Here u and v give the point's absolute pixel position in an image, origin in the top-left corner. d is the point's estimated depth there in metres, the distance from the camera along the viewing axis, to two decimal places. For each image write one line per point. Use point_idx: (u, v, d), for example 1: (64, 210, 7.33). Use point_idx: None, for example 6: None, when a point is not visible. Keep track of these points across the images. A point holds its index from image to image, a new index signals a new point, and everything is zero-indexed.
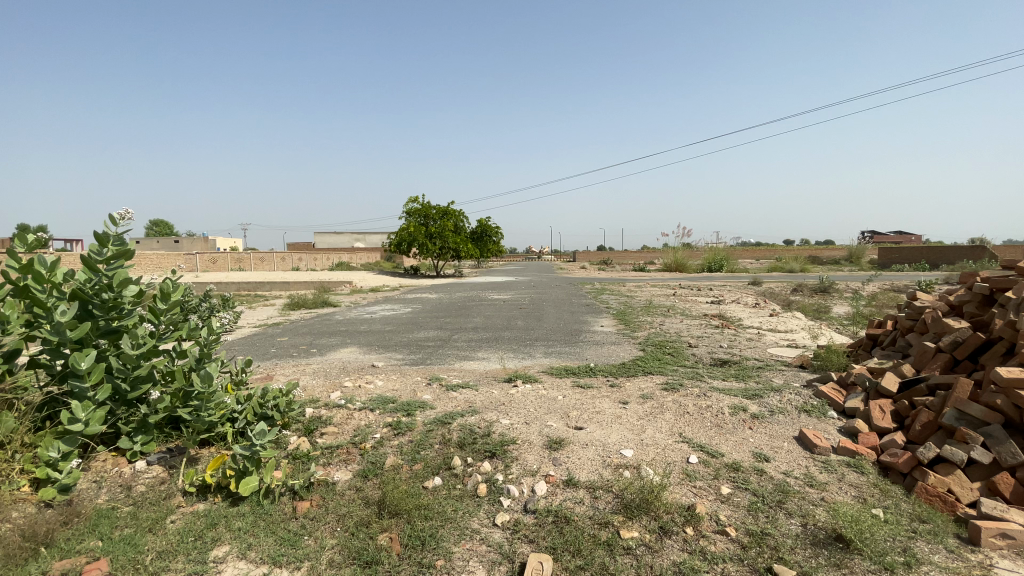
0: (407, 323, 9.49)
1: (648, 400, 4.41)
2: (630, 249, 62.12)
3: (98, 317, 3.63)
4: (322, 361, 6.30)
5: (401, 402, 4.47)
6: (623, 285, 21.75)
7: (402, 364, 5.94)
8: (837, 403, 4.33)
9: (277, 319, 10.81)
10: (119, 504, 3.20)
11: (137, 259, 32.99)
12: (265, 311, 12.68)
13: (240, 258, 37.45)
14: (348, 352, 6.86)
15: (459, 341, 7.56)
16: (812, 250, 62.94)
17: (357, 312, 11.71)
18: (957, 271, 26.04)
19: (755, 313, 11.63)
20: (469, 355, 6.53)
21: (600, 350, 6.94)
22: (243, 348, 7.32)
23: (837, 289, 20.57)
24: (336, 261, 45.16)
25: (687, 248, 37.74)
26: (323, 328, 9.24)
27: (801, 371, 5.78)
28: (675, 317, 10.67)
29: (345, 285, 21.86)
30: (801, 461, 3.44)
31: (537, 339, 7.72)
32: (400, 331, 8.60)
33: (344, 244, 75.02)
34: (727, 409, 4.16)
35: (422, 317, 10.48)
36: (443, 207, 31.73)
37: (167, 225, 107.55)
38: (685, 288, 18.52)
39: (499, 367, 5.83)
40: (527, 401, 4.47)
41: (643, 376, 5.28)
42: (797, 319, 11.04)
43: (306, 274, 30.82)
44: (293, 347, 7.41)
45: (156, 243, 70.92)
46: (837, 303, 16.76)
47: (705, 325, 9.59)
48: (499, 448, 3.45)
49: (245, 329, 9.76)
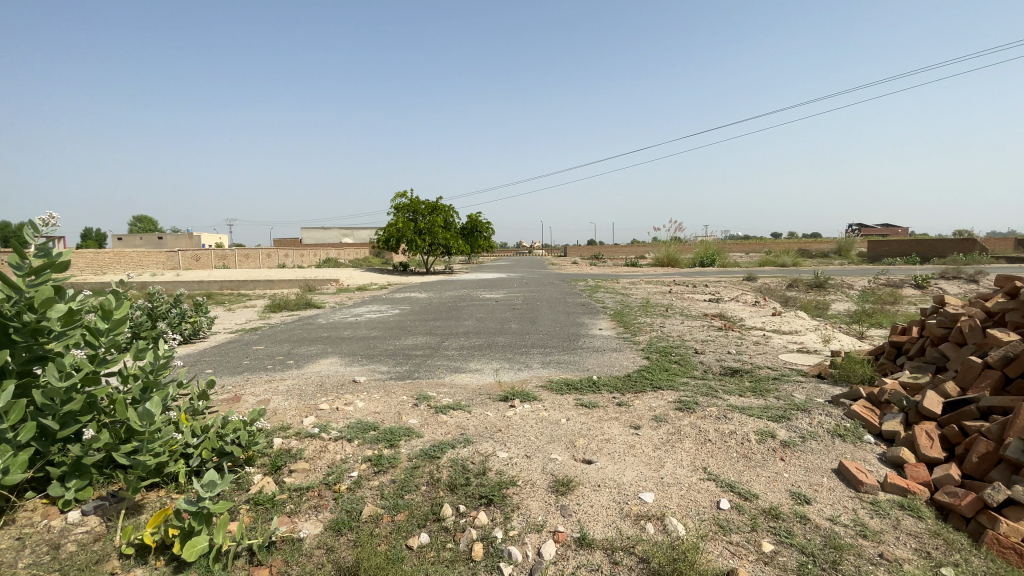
0: (394, 328, 8.91)
1: (663, 424, 3.92)
2: (621, 244, 61.90)
3: (20, 343, 3.06)
4: (299, 376, 5.72)
5: (383, 430, 3.93)
6: (617, 282, 21.22)
7: (387, 379, 5.37)
8: (874, 427, 3.92)
9: (256, 324, 10.19)
10: (39, 571, 2.61)
11: (115, 257, 31.95)
12: (244, 314, 12.02)
13: (224, 256, 36.49)
14: (328, 364, 6.28)
15: (449, 349, 7.00)
16: (801, 244, 63.10)
17: (341, 315, 11.08)
18: (950, 265, 25.95)
19: (758, 313, 11.22)
20: (460, 367, 5.98)
21: (601, 357, 6.42)
22: (213, 360, 6.71)
23: (832, 284, 20.30)
24: (323, 257, 44.23)
25: (679, 243, 37.39)
26: (303, 334, 8.62)
27: (821, 383, 5.34)
28: (676, 318, 10.19)
29: (331, 284, 21.19)
30: (847, 504, 2.98)
31: (533, 346, 7.20)
32: (387, 337, 8.02)
33: (332, 240, 73.89)
34: (753, 435, 3.69)
35: (411, 320, 9.91)
36: (432, 202, 30.98)
37: (150, 222, 105.44)
38: (680, 285, 18.07)
39: (494, 382, 5.30)
40: (526, 426, 3.95)
41: (652, 392, 4.79)
42: (801, 318, 10.61)
43: (291, 272, 30.03)
44: (268, 359, 6.80)
45: (138, 240, 69.28)
46: (837, 300, 16.41)
47: (708, 326, 9.12)
48: (497, 493, 2.94)
49: (220, 335, 9.12)
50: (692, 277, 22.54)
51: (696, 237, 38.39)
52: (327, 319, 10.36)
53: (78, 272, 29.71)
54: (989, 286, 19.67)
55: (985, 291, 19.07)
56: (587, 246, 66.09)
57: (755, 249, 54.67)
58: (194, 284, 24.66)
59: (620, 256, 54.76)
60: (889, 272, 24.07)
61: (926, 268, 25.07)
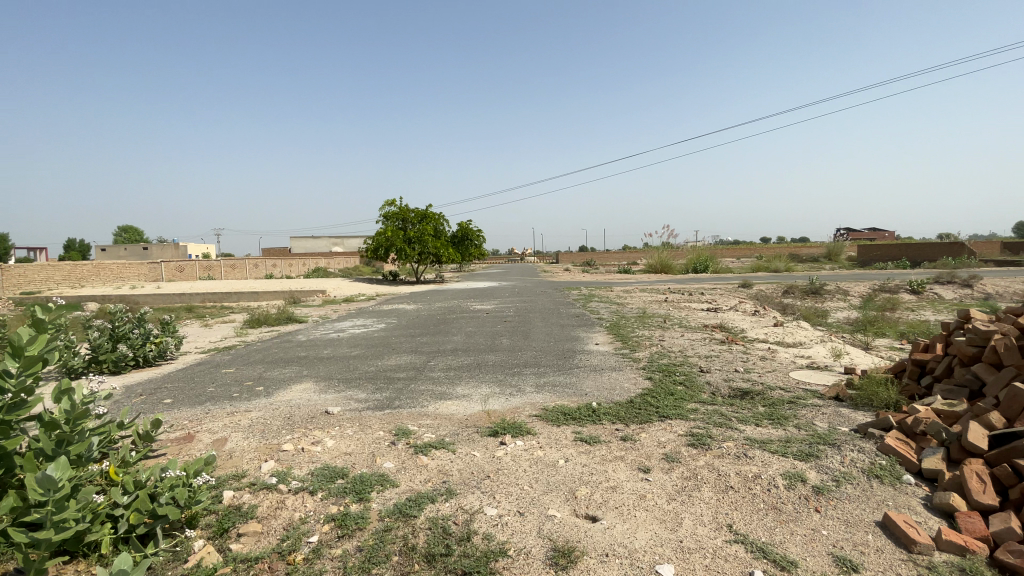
0: (376, 346, 8.33)
1: (676, 466, 3.42)
2: (612, 251, 61.71)
3: None
4: (265, 408, 5.12)
5: (353, 479, 3.39)
6: (611, 290, 20.80)
7: (363, 410, 4.82)
8: (912, 465, 3.45)
9: (230, 343, 9.57)
10: None
11: (95, 269, 31.01)
12: (220, 331, 11.38)
13: (209, 267, 35.69)
14: (301, 391, 5.70)
15: (435, 370, 6.45)
16: (792, 249, 63.22)
17: (322, 330, 10.47)
18: (944, 269, 25.81)
19: (759, 323, 10.76)
20: (446, 393, 5.41)
21: (600, 379, 5.89)
22: (176, 389, 6.12)
23: (828, 290, 20.02)
24: (311, 266, 43.46)
25: (672, 249, 37.13)
26: (279, 355, 8.00)
27: (841, 407, 4.87)
28: (674, 330, 9.70)
29: (317, 296, 20.54)
30: (902, 571, 2.49)
31: (526, 365, 6.65)
32: (369, 357, 7.43)
33: (321, 249, 73.03)
34: (780, 481, 3.20)
35: (396, 336, 9.32)
36: (422, 210, 30.49)
37: (136, 233, 103.88)
38: (676, 293, 17.62)
39: (483, 411, 4.76)
40: (520, 470, 3.42)
41: (660, 423, 4.28)
42: (805, 329, 10.17)
43: (278, 282, 29.33)
44: (235, 385, 6.17)
45: (123, 251, 68.04)
46: (835, 307, 16.08)
47: (711, 340, 8.63)
48: (483, 569, 2.42)
49: (190, 355, 8.53)
50: (687, 285, 22.18)
51: (688, 243, 38.16)
52: (307, 336, 9.75)
53: (56, 284, 28.80)
54: (983, 290, 19.50)
55: (982, 296, 18.87)
56: (579, 253, 65.84)
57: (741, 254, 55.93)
58: (175, 296, 23.91)
59: (612, 263, 54.48)
60: (883, 277, 23.88)
61: (920, 273, 24.94)
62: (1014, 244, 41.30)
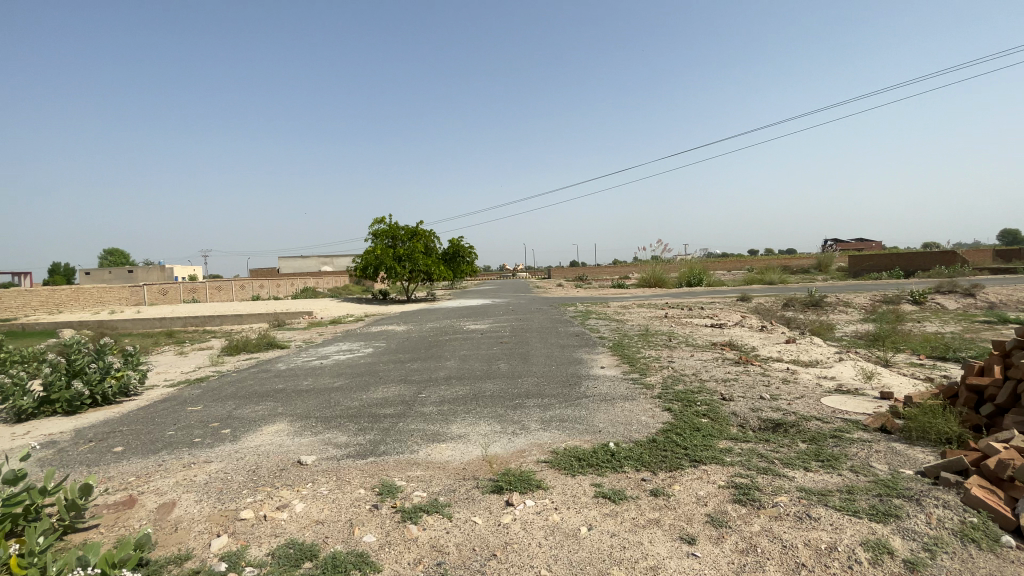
0: (362, 375, 7.60)
1: (727, 534, 2.77)
2: (604, 267, 61.44)
3: None
4: (229, 457, 4.39)
5: (327, 560, 2.69)
6: (608, 305, 20.24)
7: (343, 460, 4.12)
8: (1011, 523, 2.85)
9: (203, 373, 8.79)
10: None
11: (72, 293, 29.82)
12: (194, 359, 10.57)
13: (194, 288, 34.65)
14: (273, 434, 4.98)
15: (426, 403, 5.76)
16: (782, 261, 63.45)
17: (305, 358, 9.70)
18: (940, 279, 25.59)
19: (769, 339, 10.19)
20: (440, 433, 4.74)
21: (613, 411, 5.23)
22: (130, 434, 5.36)
23: (829, 302, 19.63)
24: (299, 286, 42.50)
25: (665, 263, 36.70)
26: (254, 388, 7.24)
27: (892, 444, 4.27)
28: (682, 350, 9.07)
29: (303, 318, 19.69)
30: None
31: (529, 395, 5.98)
32: (354, 389, 6.70)
33: (310, 269, 71.97)
34: (861, 555, 2.56)
35: (384, 362, 8.60)
36: (412, 227, 29.90)
37: (121, 255, 102.15)
38: (676, 309, 17.10)
39: (483, 457, 4.09)
40: (534, 545, 2.74)
41: (693, 470, 3.62)
42: (819, 345, 9.62)
43: (264, 304, 28.40)
44: (200, 427, 5.41)
45: (107, 275, 66.41)
46: (840, 320, 15.58)
47: (724, 360, 8.03)
48: None
49: (157, 390, 7.74)
50: (685, 299, 21.75)
51: (682, 256, 37.72)
52: (288, 365, 8.98)
53: (31, 311, 27.67)
54: (985, 299, 19.18)
55: (985, 305, 18.52)
56: (571, 269, 65.53)
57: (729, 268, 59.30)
58: (156, 321, 22.94)
59: (604, 278, 53.94)
60: (883, 288, 23.59)
61: (918, 283, 24.64)
62: (1004, 251, 41.52)
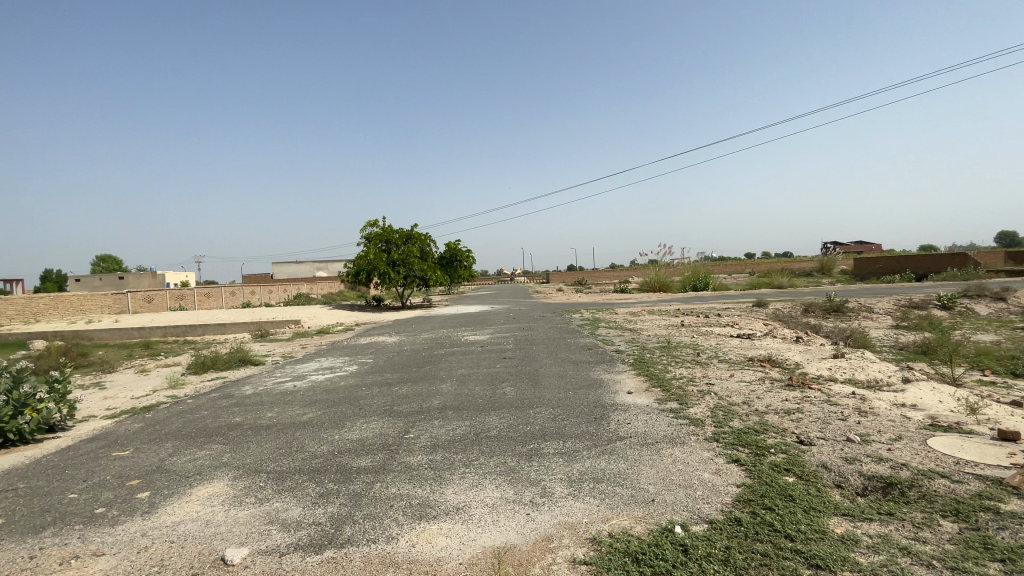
0: (338, 405, 6.25)
1: None
2: (604, 271, 60.21)
3: None
4: (128, 551, 3.06)
5: None
6: (616, 312, 18.96)
7: (289, 558, 2.82)
8: None
9: (155, 400, 7.44)
10: None
11: (51, 301, 28.38)
12: (153, 380, 9.22)
13: (180, 295, 33.26)
14: (205, 502, 3.66)
15: (414, 450, 4.43)
16: (784, 265, 62.18)
17: (277, 379, 8.34)
18: (960, 283, 24.35)
19: (812, 354, 8.85)
20: (430, 503, 3.42)
21: (663, 465, 3.92)
22: (19, 500, 4.02)
23: (852, 308, 18.39)
24: (292, 294, 41.18)
25: (669, 265, 35.21)
26: (205, 423, 5.88)
27: None
28: (718, 368, 7.73)
29: (289, 328, 18.32)
30: None
31: (546, 436, 4.67)
32: (324, 427, 5.35)
33: (305, 275, 70.65)
34: None
35: (367, 386, 7.23)
36: (408, 231, 28.58)
37: (113, 262, 100.40)
38: (690, 316, 15.91)
39: (492, 553, 2.77)
40: None
41: None
42: (871, 360, 8.35)
43: (251, 311, 26.97)
44: (114, 488, 4.08)
45: (96, 282, 64.94)
46: (872, 329, 14.25)
47: (773, 383, 6.72)
48: None
49: (91, 424, 6.41)
50: (697, 305, 20.54)
51: (685, 259, 36.26)
52: (255, 389, 7.61)
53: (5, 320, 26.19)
54: (1018, 304, 17.95)
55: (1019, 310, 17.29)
56: (570, 274, 64.32)
57: (728, 269, 60.47)
58: (133, 330, 21.54)
59: (605, 281, 52.44)
60: (903, 292, 22.41)
61: (941, 287, 23.14)
62: (1015, 253, 40.38)
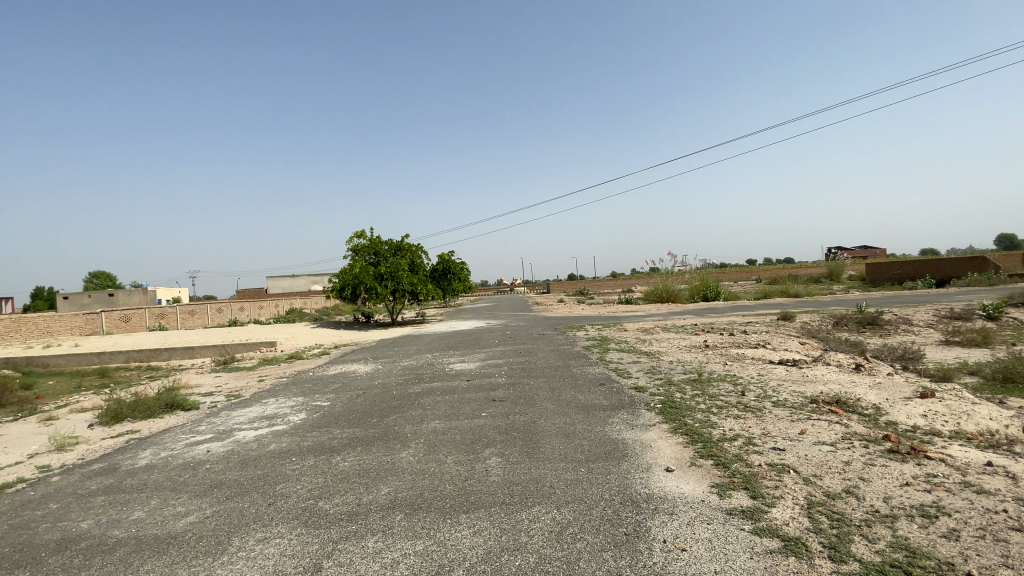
0: (239, 497, 4.23)
1: None
2: (606, 281, 58.26)
3: None
4: None
5: None
6: (626, 329, 16.96)
7: None
8: None
9: (15, 477, 5.44)
10: None
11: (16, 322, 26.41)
12: (47, 435, 7.21)
13: (160, 313, 31.29)
14: None
15: None
16: (789, 270, 59.93)
17: (192, 438, 6.29)
18: (995, 289, 22.22)
19: (888, 391, 6.84)
20: None
21: None
22: None
23: (888, 319, 16.36)
24: (282, 310, 39.23)
25: (674, 273, 32.94)
26: (34, 536, 3.90)
27: None
28: (779, 419, 5.70)
29: (257, 353, 16.31)
30: None
31: None
32: (192, 551, 3.36)
33: (300, 289, 68.68)
34: None
35: (300, 455, 5.21)
36: (397, 241, 26.68)
37: (107, 278, 98.73)
38: (711, 333, 13.90)
39: None
40: None
41: None
42: (972, 402, 6.34)
43: (229, 331, 24.93)
44: None
45: (88, 300, 63.20)
46: (924, 347, 12.18)
47: (869, 448, 4.72)
48: None
49: None
50: (713, 318, 18.56)
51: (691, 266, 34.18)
52: (153, 458, 5.58)
53: None
54: None
55: None
56: (571, 285, 62.33)
57: (734, 277, 58.32)
58: (92, 354, 19.54)
59: (607, 292, 50.23)
60: (936, 300, 20.41)
61: (977, 295, 21.11)
62: None
